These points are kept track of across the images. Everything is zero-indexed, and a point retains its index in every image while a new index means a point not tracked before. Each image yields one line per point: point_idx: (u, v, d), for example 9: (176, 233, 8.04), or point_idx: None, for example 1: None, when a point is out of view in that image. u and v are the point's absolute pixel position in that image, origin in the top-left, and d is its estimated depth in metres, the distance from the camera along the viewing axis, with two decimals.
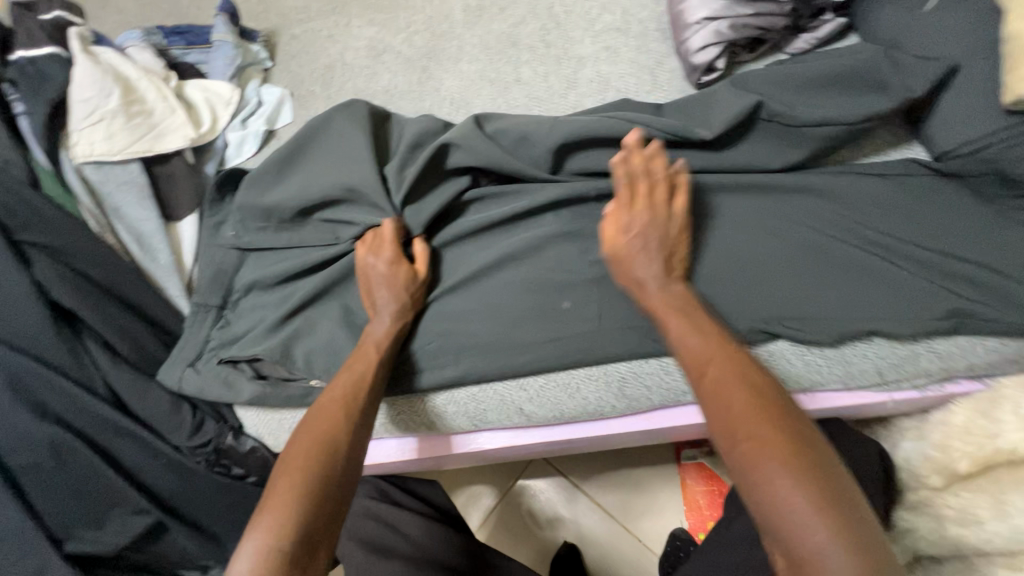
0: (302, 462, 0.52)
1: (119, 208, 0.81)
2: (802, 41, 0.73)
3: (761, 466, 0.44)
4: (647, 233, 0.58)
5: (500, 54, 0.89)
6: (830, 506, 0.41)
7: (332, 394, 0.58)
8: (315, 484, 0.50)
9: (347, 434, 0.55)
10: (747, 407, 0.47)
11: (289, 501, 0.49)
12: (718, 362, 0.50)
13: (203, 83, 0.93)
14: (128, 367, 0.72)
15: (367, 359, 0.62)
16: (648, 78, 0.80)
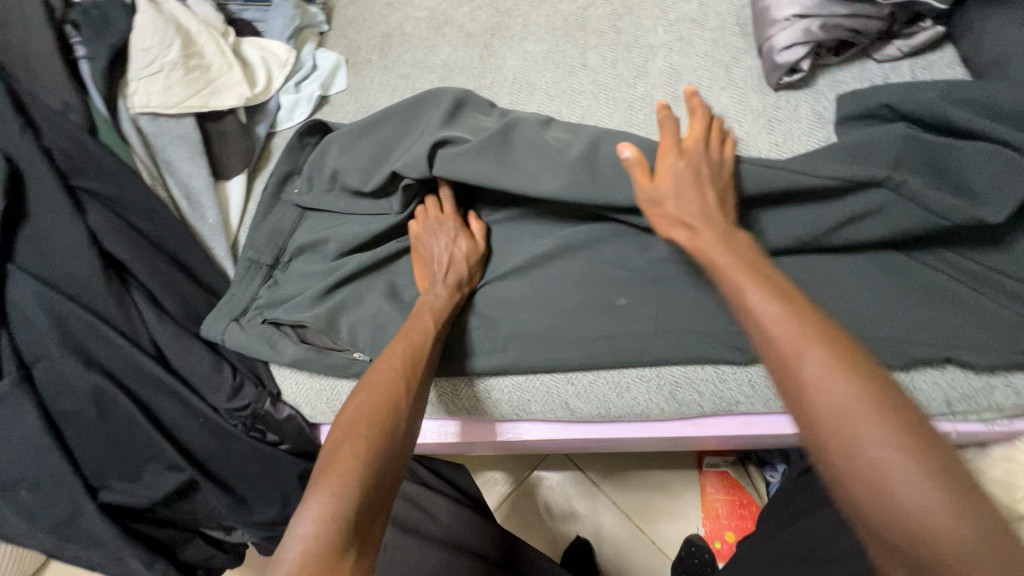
0: (361, 429, 0.50)
1: (171, 162, 0.80)
2: (894, 48, 0.70)
3: (865, 471, 0.34)
4: (699, 180, 0.55)
5: (567, 37, 0.86)
6: (966, 508, 0.31)
7: (390, 361, 0.57)
8: (375, 453, 0.49)
9: (406, 404, 0.54)
10: (851, 396, 0.36)
11: (353, 464, 0.48)
12: (833, 356, 0.38)
13: (260, 42, 0.91)
14: (173, 323, 0.72)
15: (423, 330, 0.61)
16: (724, 74, 0.76)
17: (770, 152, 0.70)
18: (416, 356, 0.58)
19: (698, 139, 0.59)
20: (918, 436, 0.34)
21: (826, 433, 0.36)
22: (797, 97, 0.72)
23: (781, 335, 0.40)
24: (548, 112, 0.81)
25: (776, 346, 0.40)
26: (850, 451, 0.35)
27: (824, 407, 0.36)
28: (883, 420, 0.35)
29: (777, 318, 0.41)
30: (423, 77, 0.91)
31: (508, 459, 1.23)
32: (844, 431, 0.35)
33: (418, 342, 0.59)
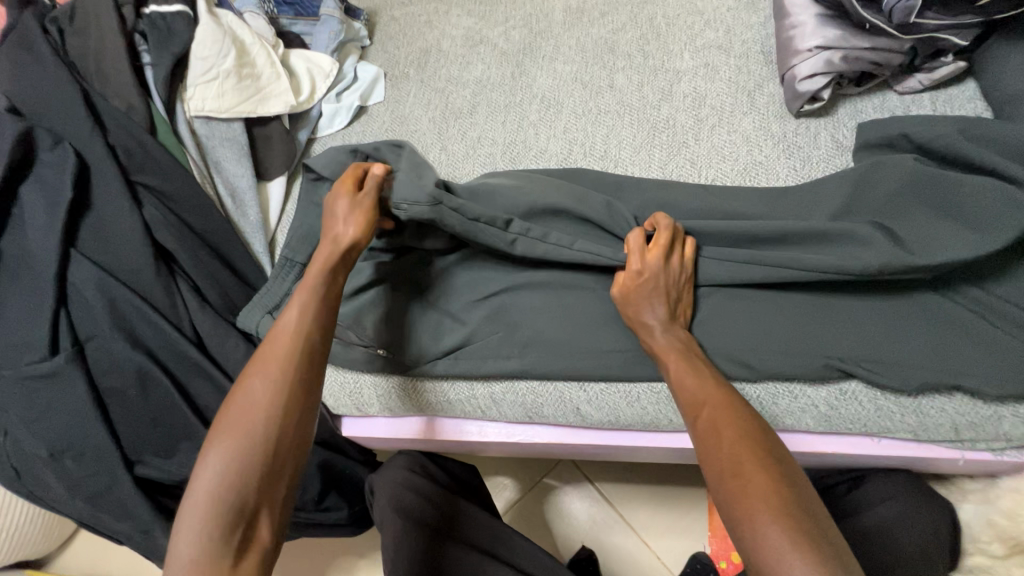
0: (230, 440, 0.50)
1: (220, 162, 0.86)
2: (914, 80, 0.71)
3: (744, 504, 0.46)
4: (662, 299, 0.62)
5: (596, 59, 0.90)
6: (821, 560, 0.42)
7: (267, 356, 0.55)
8: (245, 458, 0.49)
9: (276, 409, 0.51)
10: (738, 448, 0.50)
11: (228, 458, 0.49)
12: (724, 416, 0.53)
13: (307, 54, 0.97)
14: (213, 312, 0.77)
15: (296, 314, 0.58)
16: (746, 100, 0.79)
17: (787, 176, 0.72)
18: (287, 345, 0.55)
19: (662, 257, 0.63)
20: (775, 479, 0.47)
21: (722, 475, 0.49)
22: (817, 125, 0.74)
23: (693, 390, 0.56)
24: (574, 130, 0.85)
25: (707, 443, 0.52)
26: (739, 490, 0.47)
27: (722, 459, 0.50)
28: (757, 468, 0.48)
29: (688, 379, 0.57)
30: (457, 92, 0.96)
31: (516, 466, 1.25)
32: (734, 476, 0.48)
33: (286, 331, 0.56)
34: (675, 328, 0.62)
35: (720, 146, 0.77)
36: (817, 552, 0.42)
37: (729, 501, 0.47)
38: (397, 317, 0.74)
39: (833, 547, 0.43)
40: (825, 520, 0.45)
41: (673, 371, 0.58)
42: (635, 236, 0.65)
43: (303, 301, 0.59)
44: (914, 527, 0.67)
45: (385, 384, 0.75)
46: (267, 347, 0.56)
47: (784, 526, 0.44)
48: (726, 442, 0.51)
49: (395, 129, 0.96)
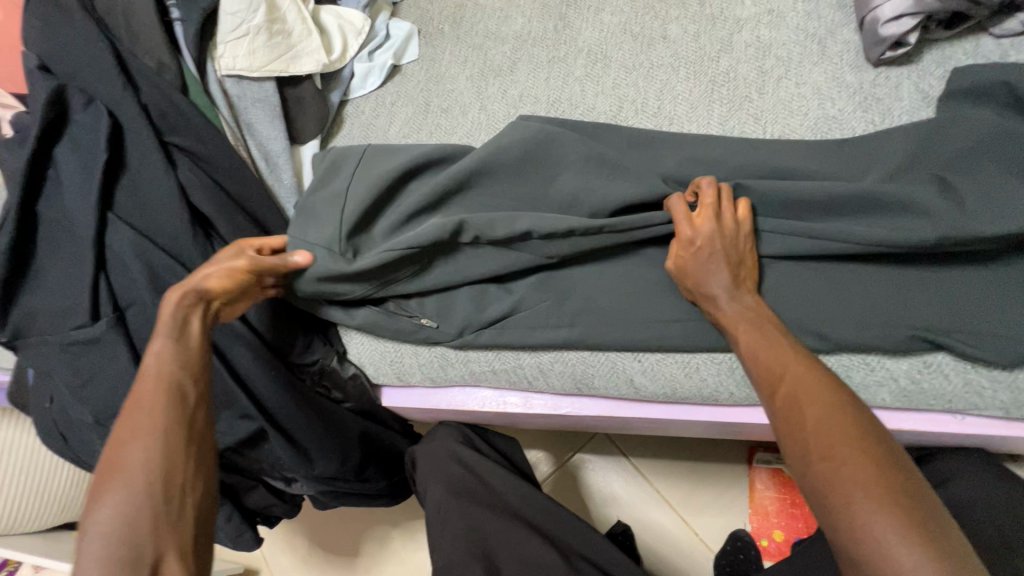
0: (111, 497, 0.48)
1: (252, 124, 0.84)
2: (1017, 21, 0.63)
3: (838, 490, 0.42)
4: (722, 265, 0.57)
5: (648, 8, 0.83)
6: (927, 546, 0.39)
7: (134, 410, 0.52)
8: (134, 508, 0.47)
9: (156, 456, 0.50)
10: (824, 426, 0.45)
11: (118, 512, 0.47)
12: (806, 392, 0.48)
13: (338, 10, 0.92)
14: None
15: (158, 362, 0.55)
16: (817, 49, 0.72)
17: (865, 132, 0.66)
18: (160, 394, 0.53)
19: (713, 219, 0.58)
20: (875, 462, 0.43)
21: (809, 456, 0.45)
22: (898, 74, 0.67)
23: (766, 364, 0.51)
24: (624, 86, 0.79)
25: (788, 416, 0.48)
26: (832, 471, 0.43)
27: (809, 438, 0.46)
28: (853, 450, 0.43)
29: (762, 349, 0.52)
30: (495, 48, 0.90)
31: (550, 439, 1.24)
32: (824, 457, 0.44)
33: (155, 378, 0.54)
34: (740, 296, 0.57)
35: (788, 100, 0.70)
36: (927, 543, 0.39)
37: (816, 480, 0.44)
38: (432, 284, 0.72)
39: (943, 530, 0.40)
40: (930, 498, 0.42)
41: (745, 343, 0.54)
42: (671, 205, 0.61)
43: (159, 349, 0.56)
44: (998, 510, 0.62)
45: (427, 353, 0.73)
46: (133, 401, 0.53)
47: (890, 514, 0.40)
48: (811, 415, 0.46)
49: (431, 89, 0.91)
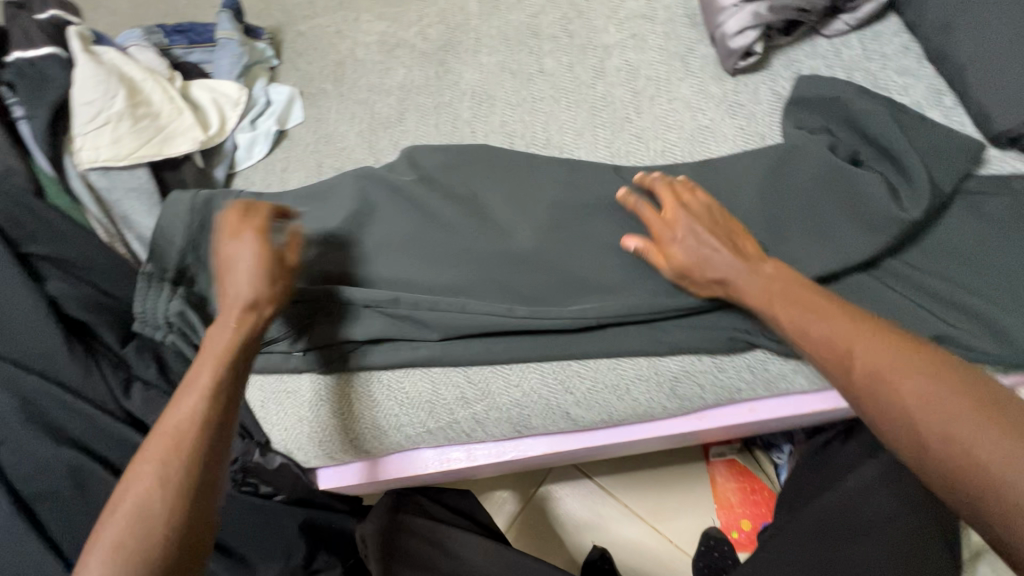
0: (122, 527, 0.43)
1: (128, 216, 0.77)
2: (840, 23, 0.71)
3: (1008, 467, 0.38)
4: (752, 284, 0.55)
5: (521, 46, 0.86)
6: None
7: (157, 443, 0.47)
8: (146, 547, 0.43)
9: (169, 495, 0.45)
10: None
11: (127, 552, 0.43)
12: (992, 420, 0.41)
13: (209, 83, 0.88)
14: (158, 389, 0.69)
15: (206, 396, 0.49)
16: (681, 66, 0.77)
17: (737, 137, 0.70)
18: (172, 433, 0.47)
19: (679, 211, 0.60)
20: (996, 422, 0.40)
21: (915, 421, 0.43)
22: (755, 80, 0.73)
23: (835, 353, 0.48)
24: (512, 122, 0.80)
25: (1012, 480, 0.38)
26: None
27: (903, 406, 0.44)
28: (924, 384, 0.43)
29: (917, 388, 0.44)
30: (381, 101, 0.90)
31: (512, 479, 1.20)
32: (946, 434, 0.41)
33: (173, 414, 0.48)
34: (779, 291, 0.54)
35: (663, 116, 0.74)
36: None
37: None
38: (336, 388, 0.71)
39: None
40: None
41: (789, 322, 0.52)
42: (637, 249, 0.61)
43: (230, 388, 0.51)
44: None
45: (357, 428, 0.70)
46: (154, 437, 0.47)
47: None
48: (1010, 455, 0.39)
49: (322, 150, 0.89)
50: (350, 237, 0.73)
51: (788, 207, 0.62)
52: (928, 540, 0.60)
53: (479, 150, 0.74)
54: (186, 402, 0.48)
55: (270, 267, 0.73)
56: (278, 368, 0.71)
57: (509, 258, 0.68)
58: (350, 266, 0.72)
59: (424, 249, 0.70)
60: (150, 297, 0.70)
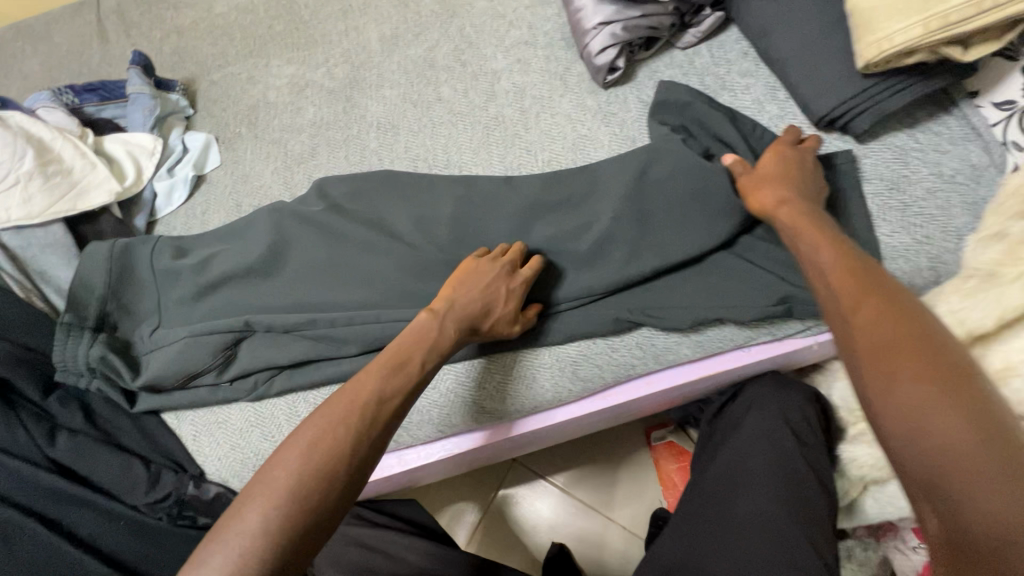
0: (299, 465, 0.48)
1: (45, 271, 0.79)
2: (689, 35, 0.81)
3: (909, 409, 0.38)
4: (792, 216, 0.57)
5: (420, 77, 0.93)
6: None
7: (343, 404, 0.53)
8: (309, 487, 0.48)
9: (352, 439, 0.51)
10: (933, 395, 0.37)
11: (291, 485, 0.48)
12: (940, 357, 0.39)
13: (123, 137, 0.91)
14: (85, 435, 0.70)
15: (400, 388, 0.56)
16: (560, 84, 0.85)
17: (612, 143, 0.79)
18: (364, 407, 0.53)
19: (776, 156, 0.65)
20: (934, 366, 0.38)
21: (861, 343, 0.43)
22: (624, 91, 0.82)
23: (834, 278, 0.48)
24: (415, 147, 0.87)
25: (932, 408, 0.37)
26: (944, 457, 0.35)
27: (860, 328, 0.44)
28: (873, 313, 0.43)
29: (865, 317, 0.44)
30: (294, 139, 0.95)
31: (467, 488, 1.23)
32: (885, 363, 0.41)
33: (366, 394, 0.54)
34: (818, 220, 0.56)
35: (548, 129, 0.82)
36: None
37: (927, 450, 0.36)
38: (265, 413, 0.74)
39: None
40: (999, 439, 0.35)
41: (803, 251, 0.54)
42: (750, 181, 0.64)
43: (383, 369, 0.56)
44: (796, 413, 0.73)
45: None
46: (332, 401, 0.53)
47: (949, 408, 0.36)
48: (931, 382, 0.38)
49: (240, 190, 0.93)
50: (267, 267, 0.77)
51: (657, 198, 0.70)
52: (811, 483, 0.66)
53: (382, 176, 0.80)
54: (366, 379, 0.55)
55: (196, 305, 0.76)
56: (207, 400, 0.74)
57: (415, 271, 0.73)
58: (269, 294, 0.75)
59: (338, 271, 0.75)
60: (68, 345, 0.72)
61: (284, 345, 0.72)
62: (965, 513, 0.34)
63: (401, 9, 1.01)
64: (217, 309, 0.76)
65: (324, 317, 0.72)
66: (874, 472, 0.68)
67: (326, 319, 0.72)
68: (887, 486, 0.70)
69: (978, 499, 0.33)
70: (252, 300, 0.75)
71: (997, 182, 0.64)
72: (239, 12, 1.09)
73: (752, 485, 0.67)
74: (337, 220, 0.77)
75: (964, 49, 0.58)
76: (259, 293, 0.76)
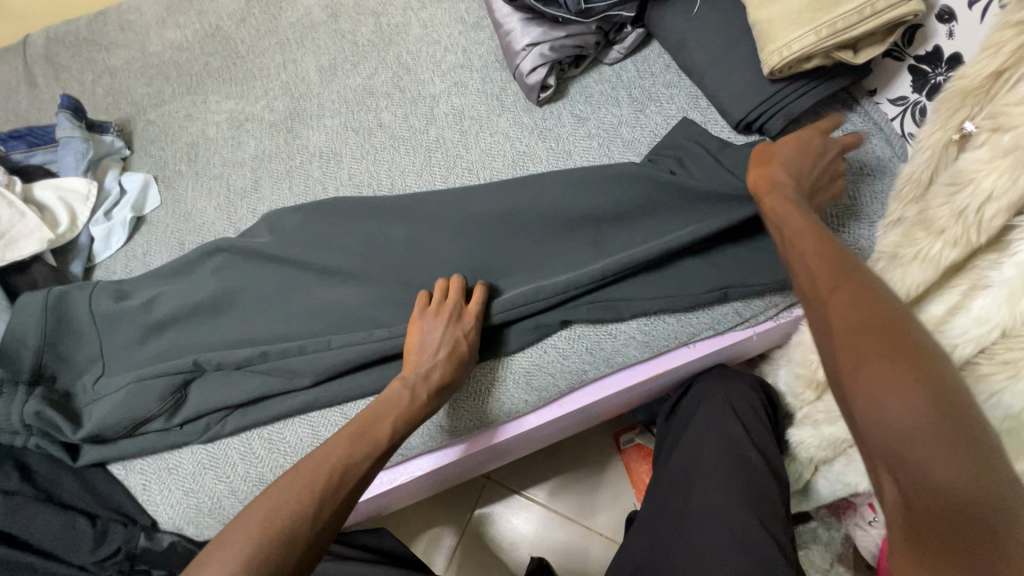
0: (257, 533, 0.49)
1: None
2: (614, 52, 0.85)
3: (870, 395, 0.38)
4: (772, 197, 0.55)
5: (359, 105, 0.94)
6: (985, 479, 0.35)
7: (306, 468, 0.54)
8: (267, 554, 0.48)
9: (310, 506, 0.52)
10: (872, 361, 0.39)
11: (245, 553, 0.47)
12: (884, 324, 0.40)
13: (54, 182, 0.88)
14: (28, 496, 0.67)
15: (365, 454, 0.58)
16: (497, 104, 0.88)
17: (549, 157, 0.82)
18: (329, 475, 0.54)
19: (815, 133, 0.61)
20: (895, 353, 0.38)
21: (834, 336, 0.42)
22: (557, 107, 0.85)
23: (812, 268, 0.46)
24: (359, 173, 0.88)
25: (874, 377, 0.38)
26: (873, 424, 0.38)
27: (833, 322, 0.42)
28: (829, 284, 0.44)
29: (818, 275, 0.45)
30: (236, 173, 0.94)
31: (444, 511, 1.22)
32: (841, 347, 0.41)
33: (331, 460, 0.55)
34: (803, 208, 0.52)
35: (488, 148, 0.84)
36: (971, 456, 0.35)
37: (864, 416, 0.39)
38: (218, 453, 0.72)
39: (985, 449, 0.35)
40: (928, 402, 0.36)
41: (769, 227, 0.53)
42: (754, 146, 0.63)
43: (349, 437, 0.58)
44: (740, 403, 0.76)
45: (243, 487, 0.70)
46: (297, 467, 0.54)
47: (916, 397, 0.37)
48: (872, 350, 0.39)
49: (182, 229, 0.92)
50: (214, 305, 0.75)
51: (593, 207, 0.73)
52: (760, 470, 0.69)
53: (327, 204, 0.80)
54: (332, 446, 0.56)
55: (140, 349, 0.74)
56: (157, 447, 0.71)
57: (363, 294, 0.73)
58: (215, 332, 0.74)
59: (287, 302, 0.75)
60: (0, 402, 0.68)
61: (234, 382, 0.71)
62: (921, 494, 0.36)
63: (338, 39, 1.02)
64: (162, 351, 0.74)
65: (272, 349, 0.71)
66: (820, 453, 0.71)
67: (275, 352, 0.71)
68: (833, 465, 0.72)
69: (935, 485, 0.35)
70: (199, 339, 0.74)
71: (900, 171, 0.69)
72: (173, 50, 1.08)
73: (706, 475, 0.69)
74: (281, 250, 0.76)
75: (855, 52, 0.64)
76: (207, 330, 0.74)
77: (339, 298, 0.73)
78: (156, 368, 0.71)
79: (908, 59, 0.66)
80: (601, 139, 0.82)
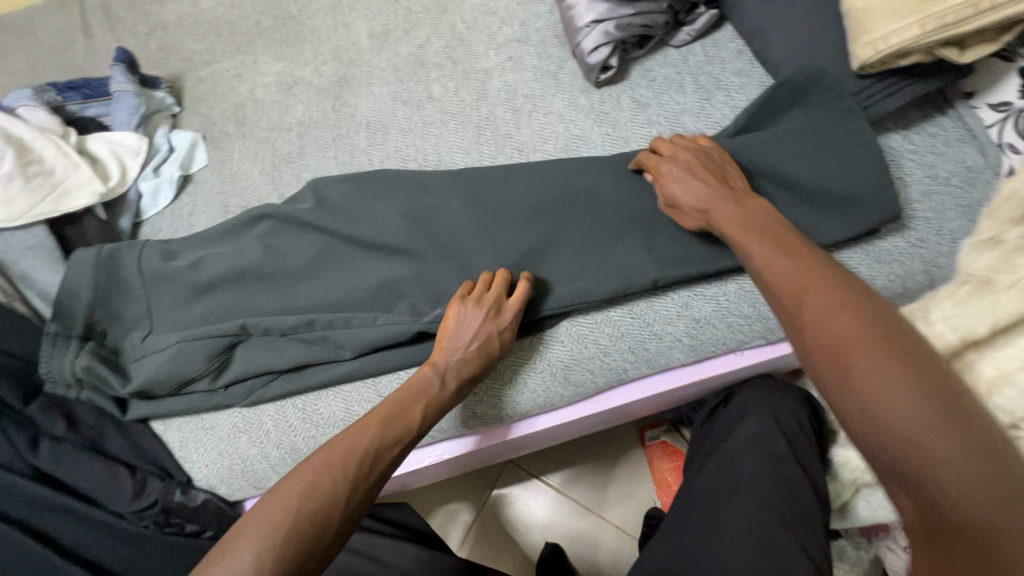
0: (297, 499, 0.49)
1: (27, 274, 0.77)
2: (683, 33, 0.80)
3: (871, 396, 0.39)
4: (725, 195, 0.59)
5: (410, 75, 0.92)
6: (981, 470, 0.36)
7: (344, 441, 0.54)
8: (306, 522, 0.49)
9: (347, 481, 0.52)
10: (868, 363, 0.40)
11: (286, 519, 0.48)
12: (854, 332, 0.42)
13: (106, 135, 0.89)
14: (73, 444, 0.68)
15: (399, 436, 0.58)
16: (553, 82, 0.84)
17: (604, 143, 0.78)
18: (364, 453, 0.55)
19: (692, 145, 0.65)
20: (891, 354, 0.40)
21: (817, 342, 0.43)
22: (617, 89, 0.80)
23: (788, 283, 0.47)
24: (405, 147, 0.86)
25: (864, 384, 0.40)
26: (874, 424, 0.39)
27: (829, 332, 0.42)
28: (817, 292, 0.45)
29: (801, 279, 0.46)
30: (281, 138, 0.93)
31: (462, 488, 1.23)
32: (837, 354, 0.42)
33: (369, 437, 0.56)
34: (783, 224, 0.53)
35: (541, 129, 0.81)
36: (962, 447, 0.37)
37: (862, 416, 0.40)
38: (254, 418, 0.73)
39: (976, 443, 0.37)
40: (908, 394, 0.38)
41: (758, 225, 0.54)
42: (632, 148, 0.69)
43: (385, 417, 0.58)
44: (784, 416, 0.73)
45: (277, 453, 0.71)
46: (337, 439, 0.55)
47: (909, 398, 0.38)
48: (863, 352, 0.41)
49: (226, 191, 0.92)
50: (256, 271, 0.75)
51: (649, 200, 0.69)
52: (798, 489, 0.66)
53: (373, 176, 0.78)
54: (368, 424, 0.57)
55: (184, 309, 0.75)
56: (199, 407, 0.72)
57: (405, 272, 0.72)
58: (256, 298, 0.74)
59: (329, 274, 0.74)
60: (55, 355, 0.70)
61: (274, 350, 0.71)
62: (939, 491, 0.37)
63: (391, 4, 0.98)
64: (204, 313, 0.74)
65: (312, 321, 0.71)
66: (865, 476, 0.68)
67: (315, 323, 0.71)
68: (877, 489, 0.69)
69: (952, 487, 0.36)
70: (240, 304, 0.74)
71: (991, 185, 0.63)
72: (226, 7, 1.07)
73: (740, 489, 0.67)
74: (325, 221, 0.75)
75: (962, 50, 0.58)
76: (248, 296, 0.74)
77: (380, 274, 0.72)
78: (200, 329, 0.72)
79: (1018, 62, 0.60)
80: (661, 127, 0.77)
